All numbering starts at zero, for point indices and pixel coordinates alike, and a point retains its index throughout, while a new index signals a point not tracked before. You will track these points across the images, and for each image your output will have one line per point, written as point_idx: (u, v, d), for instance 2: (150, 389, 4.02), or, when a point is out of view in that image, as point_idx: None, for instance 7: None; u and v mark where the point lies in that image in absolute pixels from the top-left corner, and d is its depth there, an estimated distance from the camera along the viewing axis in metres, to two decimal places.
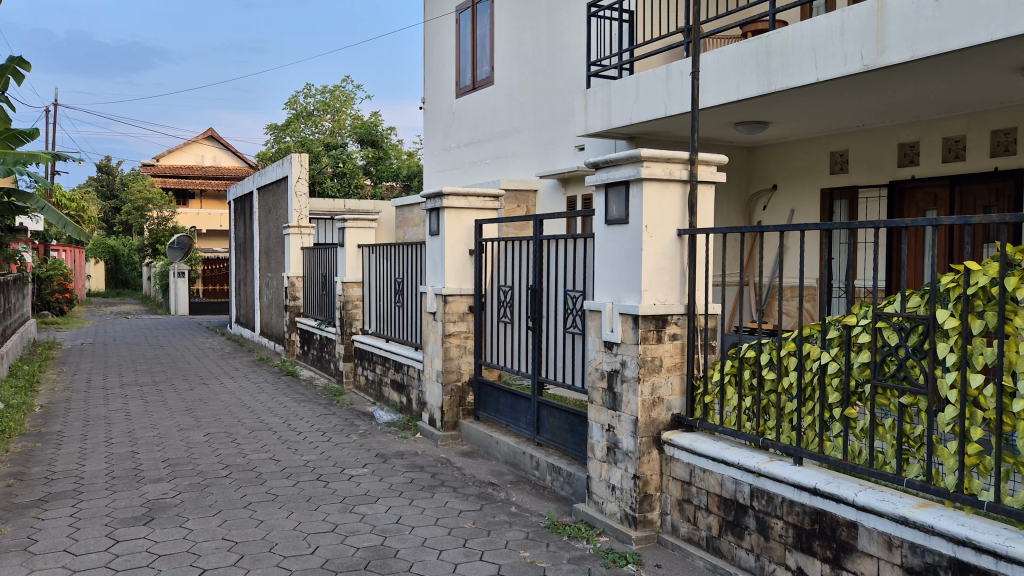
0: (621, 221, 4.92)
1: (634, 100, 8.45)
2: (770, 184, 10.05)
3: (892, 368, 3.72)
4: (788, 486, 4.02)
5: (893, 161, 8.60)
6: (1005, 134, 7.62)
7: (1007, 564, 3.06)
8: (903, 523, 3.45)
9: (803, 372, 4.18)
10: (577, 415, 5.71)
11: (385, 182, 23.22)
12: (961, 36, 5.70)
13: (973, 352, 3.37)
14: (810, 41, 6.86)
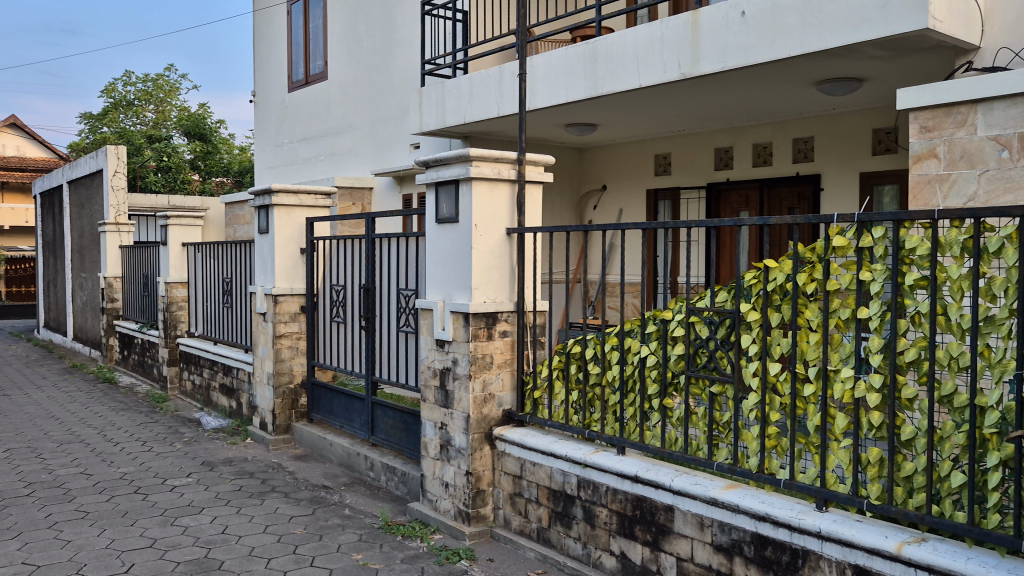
0: (451, 220, 4.97)
1: (467, 100, 8.53)
2: (600, 184, 10.45)
3: (703, 359, 3.97)
4: (611, 475, 4.20)
5: (710, 164, 9.18)
6: (805, 142, 8.32)
7: (801, 535, 3.38)
8: (713, 504, 3.70)
9: (624, 365, 4.37)
10: (412, 413, 5.71)
11: (215, 178, 22.33)
12: (763, 51, 6.18)
13: (771, 343, 3.65)
14: (633, 49, 7.19)
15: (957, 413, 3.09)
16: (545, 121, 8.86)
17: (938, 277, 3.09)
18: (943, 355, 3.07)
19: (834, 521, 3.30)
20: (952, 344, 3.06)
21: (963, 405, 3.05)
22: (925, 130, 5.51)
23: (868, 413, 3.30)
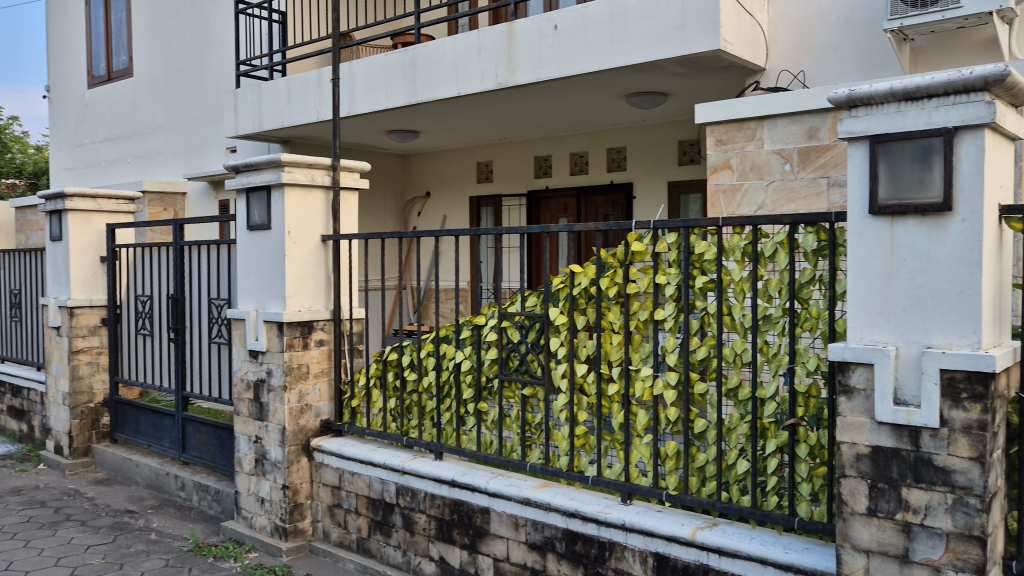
0: (262, 226, 4.82)
1: (285, 103, 8.30)
2: (425, 191, 10.48)
3: (515, 362, 4.09)
4: (429, 481, 4.22)
5: (530, 172, 9.44)
6: (618, 152, 8.74)
7: (607, 528, 3.54)
8: (527, 504, 3.80)
9: (440, 371, 4.41)
10: (225, 428, 5.48)
11: (4, 180, 20.48)
12: (575, 65, 6.43)
13: (578, 345, 3.82)
14: (451, 57, 7.27)
15: (741, 405, 3.35)
16: (367, 127, 8.77)
17: (723, 280, 3.34)
18: (729, 353, 3.33)
19: (637, 513, 3.48)
20: (736, 342, 3.32)
21: (746, 397, 3.31)
22: (720, 143, 5.92)
23: (666, 409, 3.52)
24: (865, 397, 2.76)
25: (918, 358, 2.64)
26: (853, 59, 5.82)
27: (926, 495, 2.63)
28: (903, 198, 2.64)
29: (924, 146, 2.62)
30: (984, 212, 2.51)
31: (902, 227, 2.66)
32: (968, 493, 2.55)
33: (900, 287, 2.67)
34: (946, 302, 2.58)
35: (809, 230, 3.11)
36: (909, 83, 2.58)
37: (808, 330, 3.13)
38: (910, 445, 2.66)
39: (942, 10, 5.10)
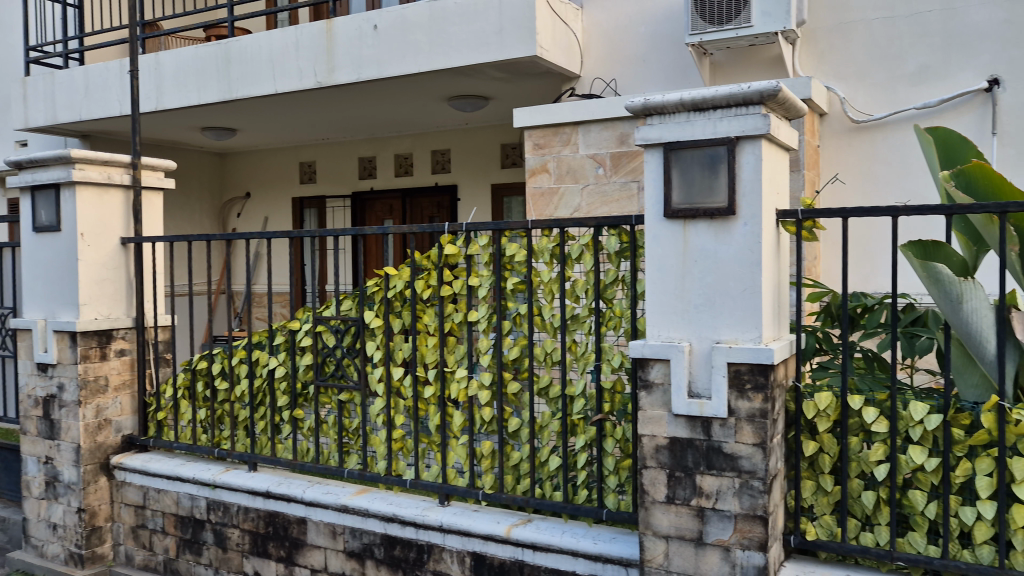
0: (51, 228, 4.43)
1: (82, 95, 7.68)
2: (243, 191, 10.06)
3: (331, 367, 4.01)
4: (241, 493, 4.04)
5: (354, 174, 9.28)
6: (442, 154, 8.77)
7: (426, 531, 3.53)
8: (344, 511, 3.73)
9: (253, 378, 4.24)
10: (10, 449, 4.99)
11: None
12: (395, 65, 6.38)
13: (395, 348, 3.80)
14: (266, 54, 7.02)
15: (552, 402, 3.45)
16: (177, 123, 8.29)
17: (533, 281, 3.43)
18: (540, 352, 3.42)
19: (455, 514, 3.50)
20: (546, 342, 3.42)
21: (556, 395, 3.41)
22: (537, 147, 6.07)
23: (481, 409, 3.56)
24: (663, 391, 2.91)
25: (709, 353, 2.83)
26: (660, 70, 6.15)
27: (717, 481, 2.82)
28: (694, 203, 2.81)
29: (710, 154, 2.80)
30: (762, 216, 2.72)
31: (693, 229, 2.83)
32: (752, 476, 2.75)
33: (692, 286, 2.84)
34: (732, 300, 2.78)
35: (612, 232, 3.25)
36: (696, 95, 2.75)
37: (612, 328, 3.27)
38: (702, 434, 2.84)
39: (736, 29, 5.50)
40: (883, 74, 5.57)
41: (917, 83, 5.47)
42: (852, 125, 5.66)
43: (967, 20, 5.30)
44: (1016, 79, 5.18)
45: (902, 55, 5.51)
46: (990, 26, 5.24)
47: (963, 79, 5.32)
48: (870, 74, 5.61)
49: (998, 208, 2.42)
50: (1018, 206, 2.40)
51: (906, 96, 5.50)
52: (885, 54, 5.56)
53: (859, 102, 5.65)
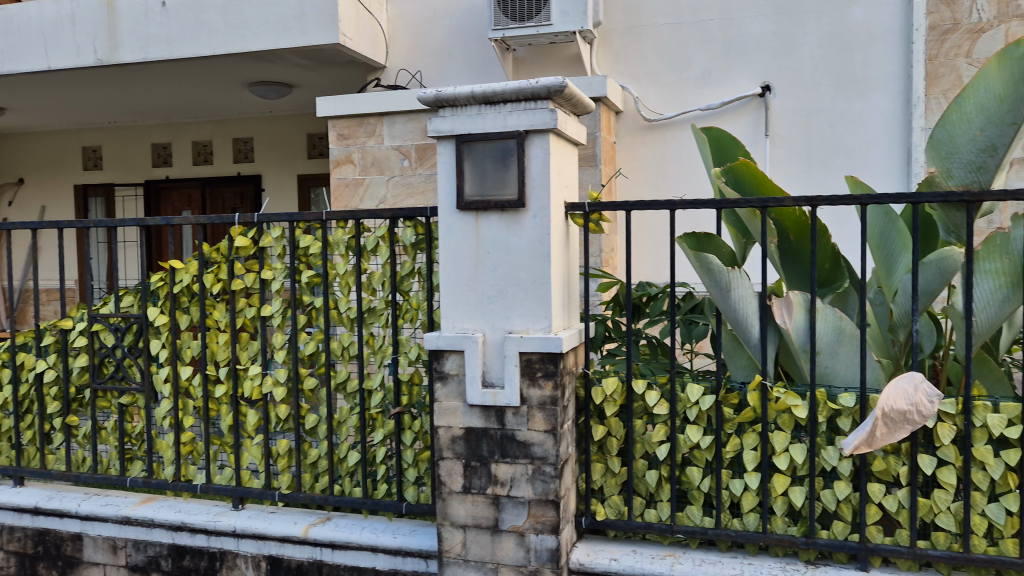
0: None
1: None
2: (17, 177, 9.11)
3: (110, 369, 3.70)
4: (6, 511, 3.65)
5: (146, 161, 8.65)
6: (245, 142, 8.37)
7: (217, 537, 3.36)
8: (125, 523, 3.46)
9: (18, 384, 3.83)
10: None
11: None
12: (186, 46, 5.99)
13: (182, 345, 3.57)
14: (37, 26, 6.37)
15: (350, 397, 3.38)
16: None
17: (329, 274, 3.34)
18: (337, 347, 3.35)
19: (249, 517, 3.35)
20: (343, 335, 3.34)
21: (354, 390, 3.34)
22: (341, 138, 5.94)
23: (275, 407, 3.43)
24: (458, 382, 2.93)
25: (502, 343, 2.88)
26: (464, 64, 6.19)
27: (511, 469, 2.88)
28: (486, 195, 2.85)
29: (501, 147, 2.83)
30: (551, 209, 2.80)
31: (485, 221, 2.87)
32: (544, 462, 2.83)
33: (485, 278, 2.88)
34: (522, 291, 2.84)
35: (407, 224, 3.22)
36: (486, 88, 2.77)
37: (409, 321, 3.26)
38: (496, 423, 2.88)
39: (536, 26, 5.64)
40: (671, 76, 5.92)
41: (701, 86, 5.86)
42: (645, 124, 5.97)
43: (743, 30, 5.75)
44: (785, 86, 5.69)
45: (687, 59, 5.89)
46: (762, 37, 5.71)
47: (740, 84, 5.77)
48: (659, 76, 5.94)
49: (759, 203, 2.63)
50: (776, 201, 2.62)
51: (691, 98, 5.88)
52: (673, 58, 5.91)
53: (650, 101, 5.96)
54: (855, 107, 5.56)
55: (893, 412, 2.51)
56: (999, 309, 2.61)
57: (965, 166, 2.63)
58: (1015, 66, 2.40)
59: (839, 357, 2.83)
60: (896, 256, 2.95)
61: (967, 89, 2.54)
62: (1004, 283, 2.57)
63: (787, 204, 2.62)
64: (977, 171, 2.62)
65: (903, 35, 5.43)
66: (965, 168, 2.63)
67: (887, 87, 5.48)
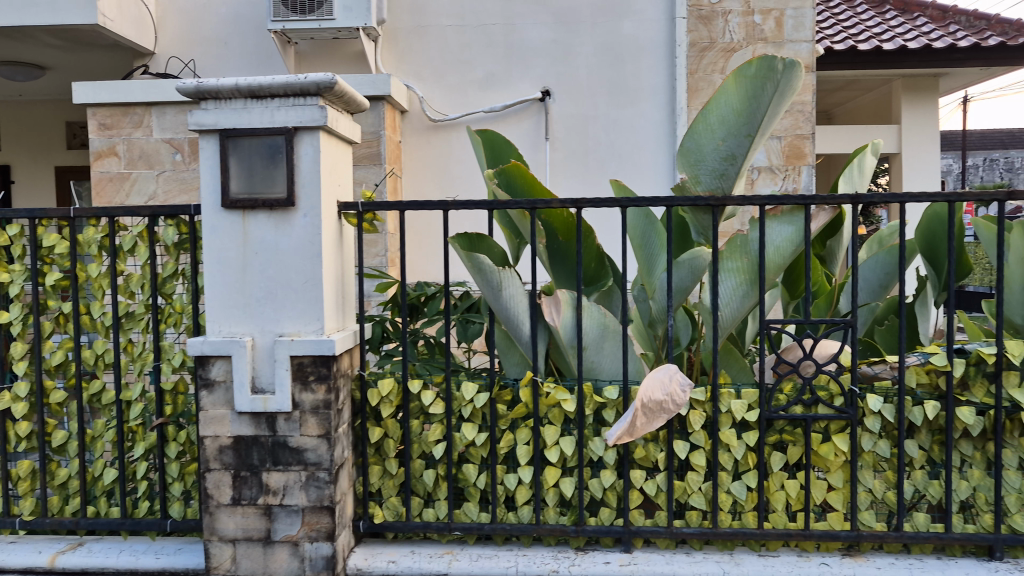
0: None
1: None
2: None
3: None
4: None
5: None
6: None
7: None
8: None
9: None
10: None
11: None
12: None
13: None
14: None
15: (106, 411, 3.11)
16: None
17: (80, 276, 3.05)
18: (89, 355, 3.07)
19: None
20: (96, 343, 3.08)
21: (110, 402, 3.08)
22: (103, 127, 5.46)
23: (15, 424, 3.09)
24: (225, 389, 2.78)
25: (271, 347, 2.77)
26: (242, 55, 5.91)
27: (283, 477, 2.77)
28: (253, 193, 2.74)
29: (269, 144, 2.72)
30: (322, 208, 2.73)
31: (252, 220, 2.75)
32: (318, 468, 2.75)
33: (254, 279, 2.77)
34: (293, 293, 2.75)
35: (168, 222, 3.02)
36: (252, 81, 2.65)
37: (172, 326, 3.05)
38: (267, 430, 2.77)
39: (318, 20, 5.49)
40: (456, 78, 5.99)
41: (484, 88, 5.98)
42: (430, 124, 6.00)
43: (524, 36, 5.94)
44: (563, 92, 5.93)
45: (471, 61, 5.98)
46: (541, 43, 5.93)
47: (521, 88, 5.95)
48: (444, 77, 5.99)
49: (528, 204, 2.70)
50: (544, 203, 2.71)
51: (476, 100, 5.99)
52: (458, 60, 5.98)
53: (435, 102, 6.00)
54: (626, 115, 5.92)
55: (651, 402, 2.66)
56: (741, 303, 2.85)
57: (711, 173, 2.83)
58: (749, 84, 2.63)
59: (603, 352, 2.96)
60: (656, 255, 3.09)
61: (710, 102, 2.73)
62: (744, 280, 2.81)
63: (554, 206, 2.72)
64: (720, 178, 2.84)
65: (668, 50, 5.86)
66: (711, 174, 2.84)
67: (654, 98, 5.89)
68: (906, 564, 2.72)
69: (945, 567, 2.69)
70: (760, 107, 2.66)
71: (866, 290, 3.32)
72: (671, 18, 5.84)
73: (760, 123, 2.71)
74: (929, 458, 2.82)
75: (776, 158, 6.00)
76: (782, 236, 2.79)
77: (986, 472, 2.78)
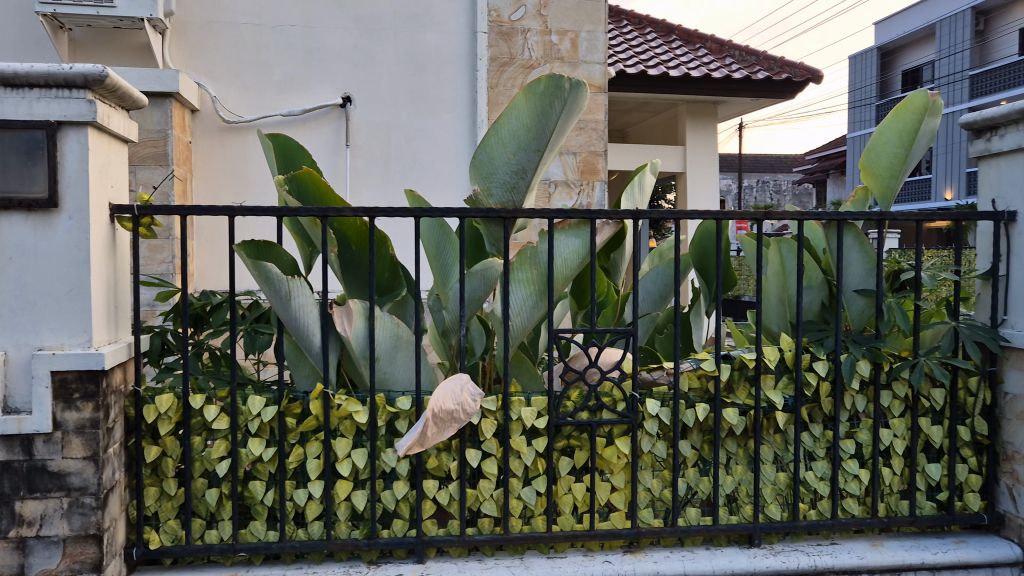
0: None
1: None
2: None
3: None
4: None
5: None
6: None
7: None
8: None
9: None
10: None
11: None
12: None
13: None
14: None
15: None
16: None
17: None
18: None
19: None
20: None
21: None
22: None
23: None
24: None
25: (28, 363, 2.52)
26: (4, 37, 5.34)
27: (41, 505, 2.52)
28: (7, 192, 2.48)
29: (26, 138, 2.47)
30: (89, 210, 2.51)
31: (6, 222, 2.50)
32: (82, 493, 2.51)
33: (7, 288, 2.51)
34: (55, 302, 2.51)
35: None
36: (7, 68, 2.40)
37: None
38: (22, 454, 2.51)
39: (96, 6, 5.05)
40: (251, 78, 5.75)
41: (282, 91, 5.79)
42: (224, 125, 5.72)
43: (324, 40, 5.80)
44: (364, 99, 5.86)
45: (269, 63, 5.77)
46: (342, 48, 5.83)
47: (321, 93, 5.81)
48: (239, 76, 5.73)
49: (319, 212, 2.63)
50: (336, 211, 2.65)
51: (273, 103, 5.78)
52: (253, 60, 5.75)
53: (229, 102, 5.73)
54: (428, 125, 5.96)
55: (442, 412, 2.67)
56: (530, 314, 2.94)
57: (502, 186, 2.90)
58: (538, 101, 2.71)
59: (395, 363, 2.95)
60: (450, 266, 3.11)
61: (501, 116, 2.78)
62: (533, 291, 2.91)
63: (347, 214, 2.67)
64: (511, 191, 2.92)
65: (469, 63, 5.99)
66: (502, 187, 2.90)
67: (456, 109, 5.98)
68: (679, 557, 2.91)
69: (712, 557, 2.91)
70: (548, 124, 2.75)
71: (648, 301, 3.47)
72: (472, 32, 5.97)
73: (548, 140, 2.81)
74: (700, 456, 3.04)
75: (571, 173, 6.25)
76: (569, 249, 2.90)
77: (748, 467, 3.05)
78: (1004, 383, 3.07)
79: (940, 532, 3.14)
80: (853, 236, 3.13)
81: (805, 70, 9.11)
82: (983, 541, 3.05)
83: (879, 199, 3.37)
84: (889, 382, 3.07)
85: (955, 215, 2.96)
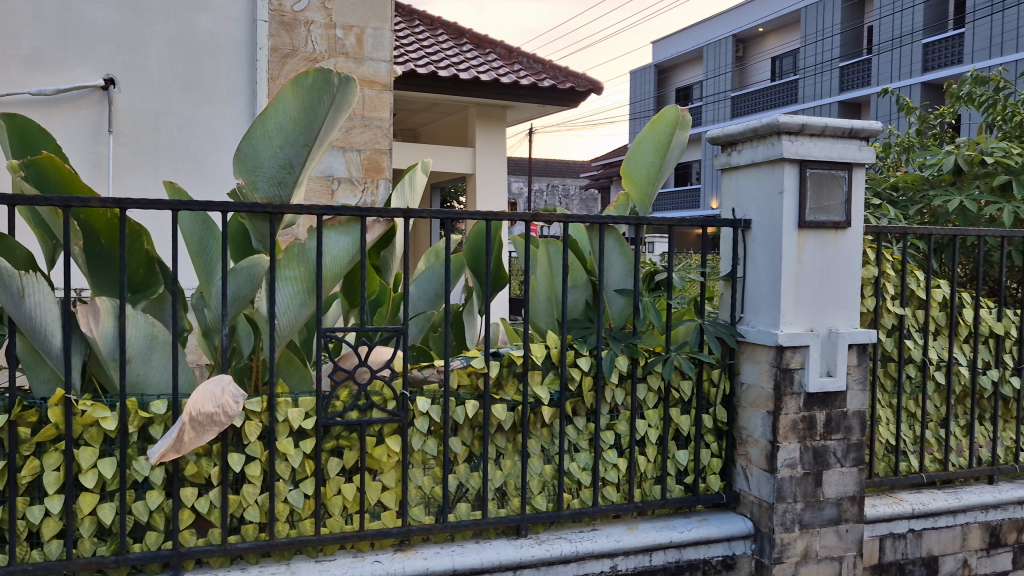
0: None
1: None
2: None
3: None
4: None
5: None
6: None
7: None
8: None
9: None
10: None
11: None
12: None
13: None
14: None
15: None
16: None
17: None
18: None
19: None
20: None
21: None
22: None
23: None
24: None
25: None
26: None
27: None
28: None
29: None
30: None
31: None
32: None
33: None
34: None
35: None
36: None
37: None
38: None
39: None
40: None
41: (32, 67, 5.24)
42: None
43: (83, 15, 5.32)
44: (129, 82, 5.44)
45: (16, 35, 5.19)
46: (105, 26, 5.37)
47: (80, 73, 5.34)
48: None
49: (60, 201, 2.39)
50: (81, 201, 2.42)
51: (21, 79, 5.22)
52: None
53: None
54: (202, 114, 5.65)
55: (201, 415, 2.53)
56: (298, 313, 2.87)
57: (268, 180, 2.80)
58: (306, 95, 2.65)
59: (150, 365, 2.76)
60: (215, 263, 2.99)
61: (267, 109, 2.69)
62: (301, 289, 2.84)
63: (94, 204, 2.45)
64: (278, 185, 2.83)
65: (248, 52, 5.75)
66: (268, 181, 2.80)
67: (234, 99, 5.73)
68: (448, 552, 2.95)
69: (480, 550, 2.97)
70: (317, 118, 2.70)
71: (422, 300, 3.49)
72: (252, 20, 5.73)
73: (316, 134, 2.75)
74: (470, 452, 3.10)
75: (355, 170, 6.19)
76: (338, 246, 2.86)
77: (515, 461, 3.16)
78: (741, 374, 3.40)
79: (686, 512, 3.42)
80: (614, 239, 3.34)
81: (586, 81, 9.61)
82: (722, 517, 3.36)
83: (640, 205, 3.61)
84: (645, 375, 3.29)
85: (702, 222, 3.23)
